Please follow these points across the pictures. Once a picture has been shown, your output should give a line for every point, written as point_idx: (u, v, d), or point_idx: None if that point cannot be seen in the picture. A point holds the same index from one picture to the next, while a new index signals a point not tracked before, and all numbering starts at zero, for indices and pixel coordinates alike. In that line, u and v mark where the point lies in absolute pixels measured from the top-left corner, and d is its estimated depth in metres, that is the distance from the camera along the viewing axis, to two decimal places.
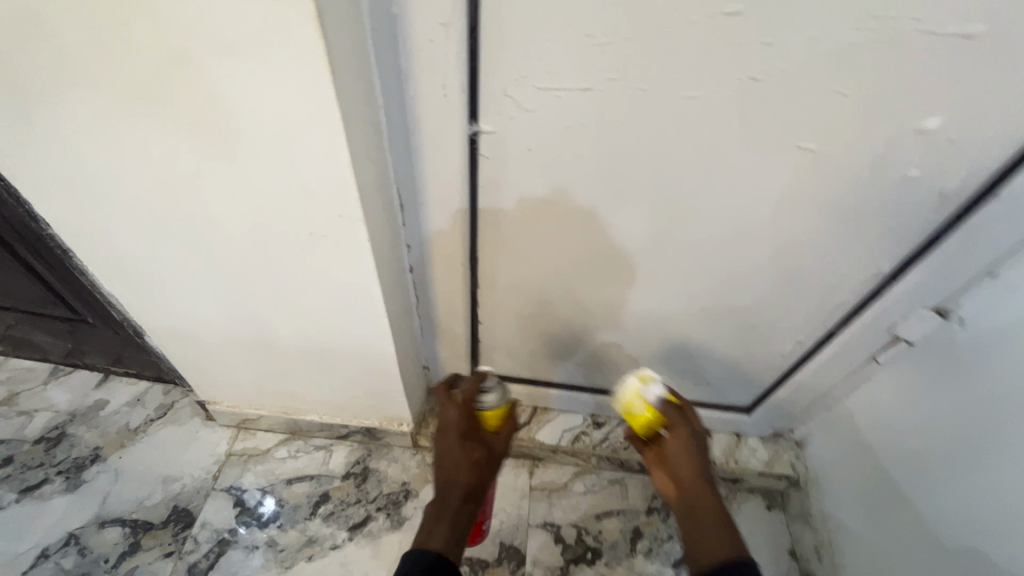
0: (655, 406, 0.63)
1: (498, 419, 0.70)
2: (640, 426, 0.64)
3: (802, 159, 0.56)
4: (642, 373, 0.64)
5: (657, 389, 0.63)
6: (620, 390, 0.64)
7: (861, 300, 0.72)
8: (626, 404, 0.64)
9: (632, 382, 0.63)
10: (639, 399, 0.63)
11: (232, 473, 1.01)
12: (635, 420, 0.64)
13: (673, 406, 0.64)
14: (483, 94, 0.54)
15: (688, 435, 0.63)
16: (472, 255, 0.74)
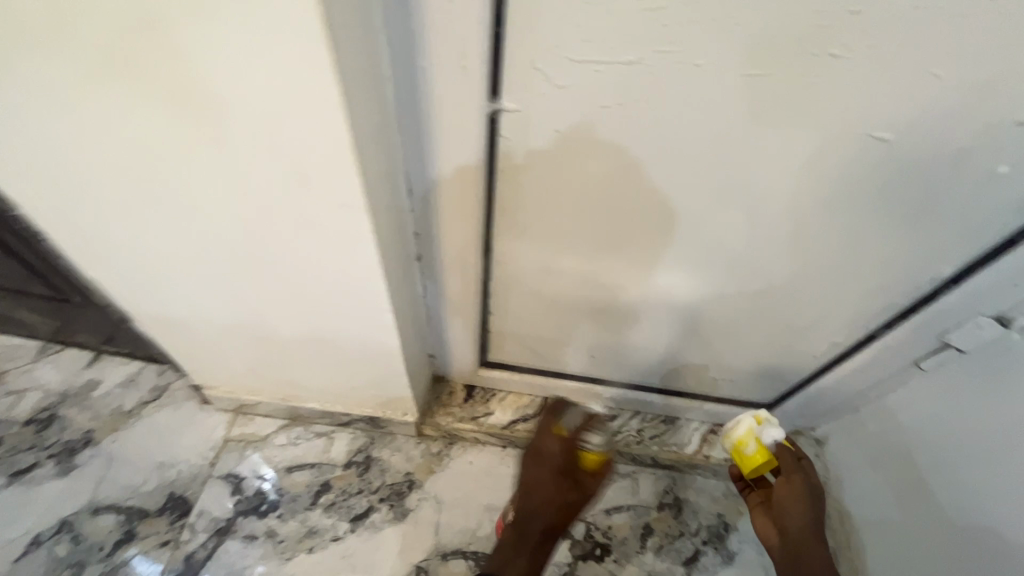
0: (767, 446, 0.71)
1: None
2: (754, 464, 0.72)
3: (872, 150, 0.49)
4: (760, 415, 0.72)
5: (774, 433, 0.71)
6: (735, 427, 0.72)
7: (912, 303, 0.66)
8: (737, 442, 0.72)
9: (748, 422, 0.72)
10: (753, 438, 0.71)
11: (230, 459, 0.97)
12: (749, 459, 0.72)
13: (789, 453, 0.72)
14: (509, 67, 0.46)
15: (803, 482, 0.71)
16: (487, 243, 0.67)
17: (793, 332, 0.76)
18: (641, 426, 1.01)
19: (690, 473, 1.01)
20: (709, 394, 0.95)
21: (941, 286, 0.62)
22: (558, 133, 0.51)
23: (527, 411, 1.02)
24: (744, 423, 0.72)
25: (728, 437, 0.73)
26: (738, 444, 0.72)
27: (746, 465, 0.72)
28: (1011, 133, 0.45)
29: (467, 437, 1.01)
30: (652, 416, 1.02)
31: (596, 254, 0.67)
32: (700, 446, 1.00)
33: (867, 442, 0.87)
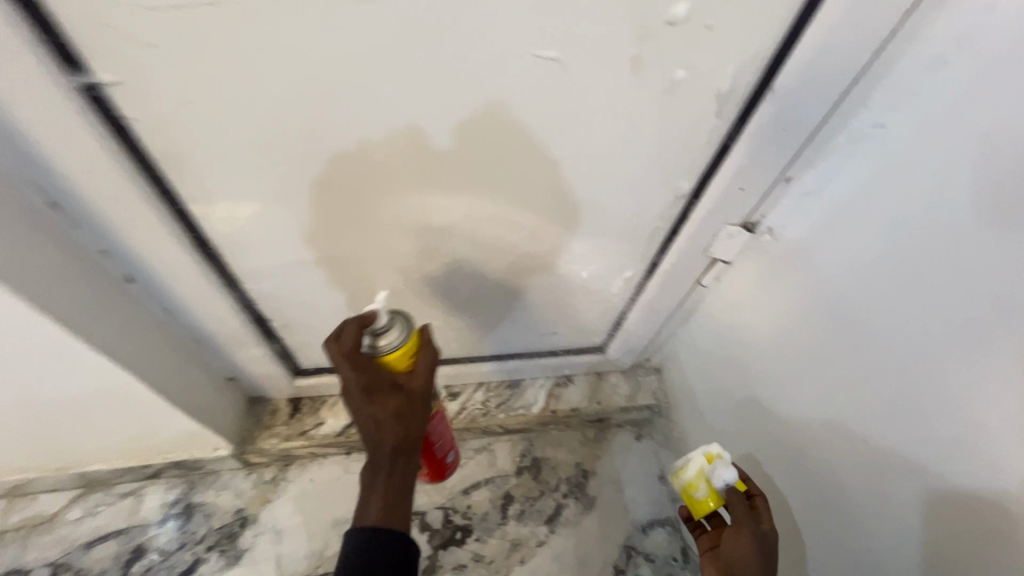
0: (718, 490, 0.63)
1: (406, 359, 0.57)
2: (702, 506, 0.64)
3: (548, 74, 0.44)
4: (712, 453, 0.65)
5: (727, 475, 0.63)
6: (686, 467, 0.65)
7: (672, 226, 0.65)
8: (691, 483, 0.64)
9: (699, 462, 0.65)
10: (703, 481, 0.64)
11: (12, 552, 0.82)
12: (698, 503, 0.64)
13: (744, 499, 0.62)
14: (65, 25, 0.36)
15: (753, 536, 0.58)
16: (206, 247, 0.57)
17: (583, 276, 0.74)
18: (486, 397, 0.98)
19: (545, 430, 1.00)
20: (543, 351, 0.93)
21: (690, 202, 0.61)
22: (192, 104, 0.42)
23: None
24: (694, 463, 0.65)
25: (679, 477, 0.66)
26: (690, 486, 0.64)
27: (697, 507, 0.64)
28: (668, 36, 0.42)
29: (302, 454, 0.92)
30: (496, 384, 0.99)
31: (345, 239, 0.60)
32: (546, 403, 0.98)
33: (693, 365, 0.89)
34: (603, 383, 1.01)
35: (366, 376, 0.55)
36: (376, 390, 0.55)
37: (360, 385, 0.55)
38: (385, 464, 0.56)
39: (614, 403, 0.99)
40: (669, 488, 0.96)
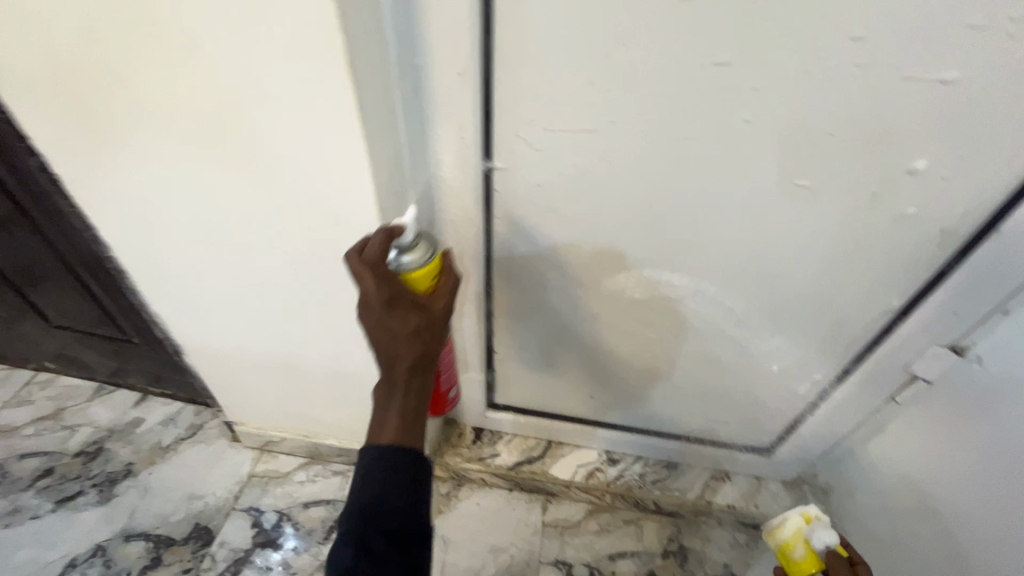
0: (817, 551, 0.70)
1: (427, 279, 0.57)
2: (411, 281, 0.56)
3: (800, 198, 0.58)
4: (809, 514, 0.73)
5: (825, 536, 0.70)
6: (784, 526, 0.74)
7: (873, 337, 0.72)
8: (411, 266, 0.56)
9: (796, 520, 0.73)
10: (801, 541, 0.72)
11: (252, 493, 1.04)
12: (426, 270, 0.57)
13: (844, 561, 0.68)
14: (498, 132, 0.58)
15: None
16: (488, 285, 0.77)
17: (775, 370, 0.80)
18: (643, 470, 1.04)
19: (695, 521, 1.03)
20: (708, 438, 0.98)
21: (895, 318, 0.68)
22: (540, 187, 0.63)
23: (532, 452, 1.05)
24: (791, 522, 0.73)
25: (775, 535, 0.74)
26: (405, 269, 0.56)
27: (416, 285, 0.57)
28: (906, 181, 0.54)
29: (475, 478, 1.05)
30: (654, 461, 1.05)
31: (585, 296, 0.76)
32: (702, 491, 1.01)
33: (870, 485, 0.87)
34: (761, 488, 1.01)
35: (389, 291, 0.53)
36: (398, 302, 0.54)
37: (380, 296, 0.53)
38: (399, 384, 0.54)
39: (772, 510, 0.98)
40: None
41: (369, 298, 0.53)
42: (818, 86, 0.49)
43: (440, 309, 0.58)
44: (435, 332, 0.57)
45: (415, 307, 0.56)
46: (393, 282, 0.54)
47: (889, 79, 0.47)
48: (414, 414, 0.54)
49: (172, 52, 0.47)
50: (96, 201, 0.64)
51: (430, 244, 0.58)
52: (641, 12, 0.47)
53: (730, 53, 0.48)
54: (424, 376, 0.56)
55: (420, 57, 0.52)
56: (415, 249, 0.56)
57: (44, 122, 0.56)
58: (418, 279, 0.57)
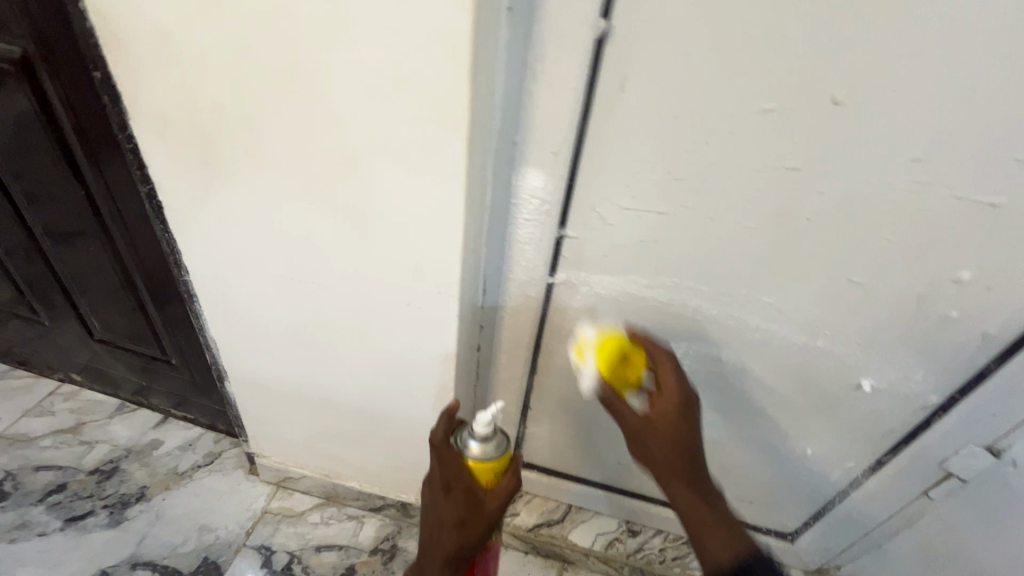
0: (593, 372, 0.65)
1: (488, 475, 0.72)
2: (473, 468, 0.71)
3: (850, 291, 0.62)
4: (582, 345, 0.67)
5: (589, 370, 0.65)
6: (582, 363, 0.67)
7: (910, 430, 0.73)
8: (476, 456, 0.71)
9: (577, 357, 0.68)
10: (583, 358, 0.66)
11: (264, 531, 1.01)
12: (489, 464, 0.71)
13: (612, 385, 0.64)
14: (576, 205, 0.63)
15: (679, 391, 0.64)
16: (537, 343, 0.80)
17: (808, 453, 0.82)
18: (663, 545, 1.03)
19: None
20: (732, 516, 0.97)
21: (934, 414, 0.70)
22: (607, 256, 0.67)
23: (552, 515, 1.05)
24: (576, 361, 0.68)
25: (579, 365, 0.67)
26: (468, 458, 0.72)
27: (477, 475, 0.72)
28: (951, 287, 0.59)
29: None
30: (675, 537, 1.04)
31: None
32: None
33: None
34: None
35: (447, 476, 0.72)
36: (451, 488, 0.72)
37: (441, 480, 0.73)
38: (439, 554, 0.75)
39: None
40: None
41: (445, 461, 0.73)
42: (878, 195, 0.54)
43: (492, 502, 0.72)
44: (476, 519, 0.72)
45: (463, 497, 0.72)
46: (448, 468, 0.72)
47: (944, 196, 0.53)
48: None
49: (306, 108, 0.52)
50: (189, 228, 0.69)
51: (498, 444, 0.72)
52: (726, 119, 0.53)
53: (802, 159, 0.53)
54: (465, 553, 0.74)
55: (520, 134, 0.58)
56: (486, 443, 0.71)
57: (165, 154, 0.61)
58: (479, 471, 0.71)
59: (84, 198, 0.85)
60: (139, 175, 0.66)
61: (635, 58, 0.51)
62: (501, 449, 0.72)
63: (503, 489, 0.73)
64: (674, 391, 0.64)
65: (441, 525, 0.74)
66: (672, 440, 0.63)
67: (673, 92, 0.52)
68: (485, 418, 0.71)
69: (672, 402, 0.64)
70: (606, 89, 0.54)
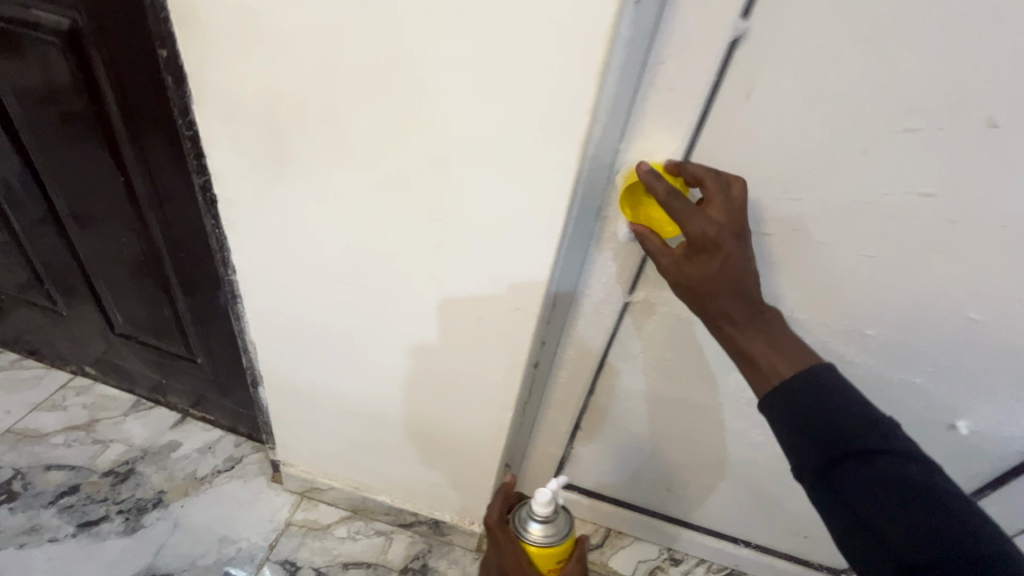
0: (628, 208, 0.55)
1: (548, 562, 0.66)
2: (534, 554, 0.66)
3: (964, 328, 0.57)
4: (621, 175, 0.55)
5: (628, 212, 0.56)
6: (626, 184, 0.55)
7: (1000, 475, 0.69)
8: (535, 542, 0.65)
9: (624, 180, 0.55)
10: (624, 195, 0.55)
11: (288, 544, 0.96)
12: (550, 550, 0.65)
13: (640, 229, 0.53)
14: None
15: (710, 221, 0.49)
16: (602, 363, 0.75)
17: None
18: (707, 575, 0.98)
19: None
20: (785, 549, 0.93)
21: None
22: None
23: (591, 539, 1.00)
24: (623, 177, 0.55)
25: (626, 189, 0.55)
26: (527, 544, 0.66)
27: (537, 562, 0.66)
28: None
29: None
30: (718, 567, 0.99)
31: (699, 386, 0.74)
32: None
33: None
34: None
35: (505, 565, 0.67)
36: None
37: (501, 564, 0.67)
38: None
39: None
40: None
41: (503, 547, 0.66)
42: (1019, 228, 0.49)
43: None
44: None
45: None
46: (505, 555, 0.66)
47: None
48: None
49: (401, 102, 0.47)
50: (243, 224, 0.63)
51: (556, 528, 0.66)
52: (861, 137, 0.48)
53: (938, 185, 0.49)
54: None
55: (624, 142, 0.53)
56: (547, 529, 0.66)
57: (230, 144, 0.56)
58: (538, 559, 0.66)
59: (121, 184, 0.79)
60: (195, 165, 0.61)
61: (766, 65, 0.47)
62: (563, 533, 0.66)
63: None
64: (705, 230, 0.48)
65: None
66: (715, 275, 0.49)
67: (804, 105, 0.48)
68: (544, 502, 0.66)
69: (721, 260, 0.49)
70: (727, 97, 0.49)
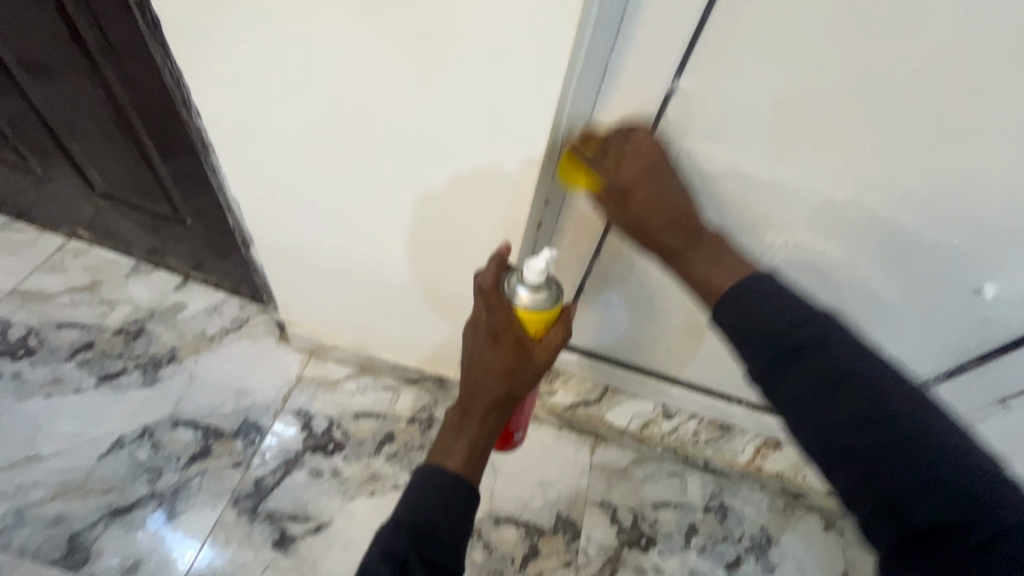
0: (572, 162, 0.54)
1: (540, 325, 0.56)
2: (522, 321, 0.56)
3: (1017, 178, 0.52)
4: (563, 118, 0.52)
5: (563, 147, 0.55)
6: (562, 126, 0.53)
7: (1014, 339, 0.67)
8: (526, 305, 0.55)
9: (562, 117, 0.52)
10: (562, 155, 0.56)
11: (301, 396, 1.00)
12: (543, 314, 0.56)
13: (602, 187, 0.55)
14: (699, 52, 0.51)
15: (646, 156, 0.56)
16: (610, 223, 0.71)
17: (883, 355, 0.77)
18: (698, 428, 1.03)
19: (740, 483, 1.02)
20: (774, 406, 0.96)
21: None
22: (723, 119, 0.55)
23: (590, 395, 1.05)
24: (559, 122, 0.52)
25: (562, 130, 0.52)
26: (519, 306, 0.55)
27: (527, 325, 0.56)
28: None
29: None
30: (711, 421, 1.04)
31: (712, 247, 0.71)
32: (753, 456, 1.01)
33: None
34: (812, 462, 1.02)
35: (494, 325, 0.55)
36: (500, 337, 0.55)
37: (486, 328, 0.56)
38: (477, 410, 0.57)
39: (820, 484, 0.99)
40: None
41: (495, 307, 0.55)
42: None
43: (542, 355, 0.57)
44: (525, 376, 0.57)
45: (516, 347, 0.55)
46: (497, 315, 0.55)
47: None
48: (478, 446, 0.55)
49: None
50: (204, 56, 0.55)
51: (553, 291, 0.56)
52: None
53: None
54: (502, 411, 0.58)
55: None
56: (538, 292, 0.55)
57: None
58: (530, 321, 0.56)
59: (65, 14, 0.69)
60: None
61: None
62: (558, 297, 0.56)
63: (555, 340, 0.58)
64: (626, 176, 0.54)
65: (481, 381, 0.56)
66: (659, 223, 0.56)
67: None
68: (536, 264, 0.54)
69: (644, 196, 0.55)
70: None
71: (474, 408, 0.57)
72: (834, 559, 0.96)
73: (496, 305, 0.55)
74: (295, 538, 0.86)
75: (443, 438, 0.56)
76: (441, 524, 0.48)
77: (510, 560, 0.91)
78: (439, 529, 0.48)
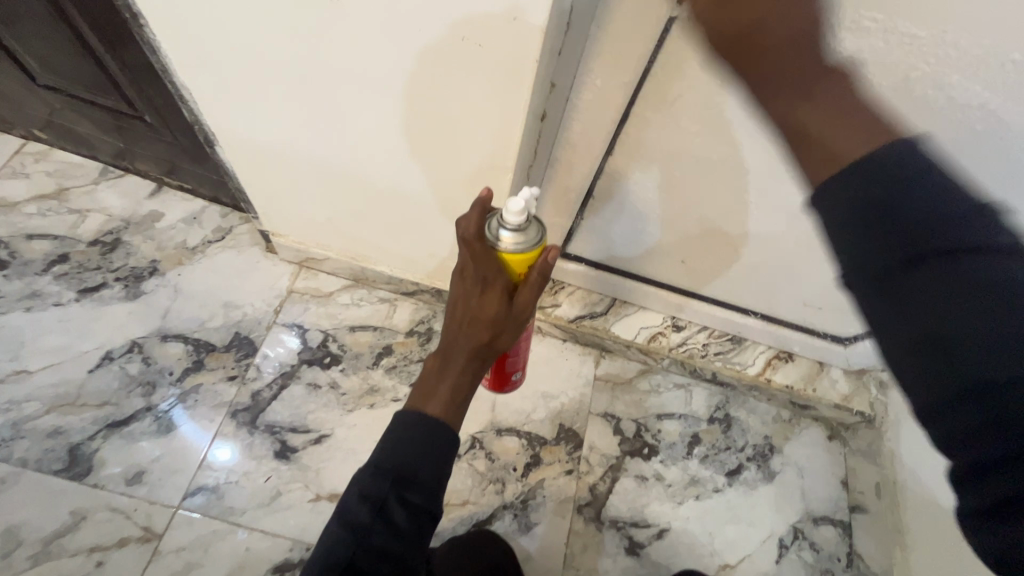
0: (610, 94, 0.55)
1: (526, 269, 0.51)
2: (506, 263, 0.50)
3: None
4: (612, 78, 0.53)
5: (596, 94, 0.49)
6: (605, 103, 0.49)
7: None
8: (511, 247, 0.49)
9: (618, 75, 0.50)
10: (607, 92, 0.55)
11: (293, 309, 0.96)
12: (528, 257, 0.50)
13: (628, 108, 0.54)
14: None
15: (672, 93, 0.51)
16: (626, 114, 0.60)
17: None
18: (707, 340, 0.99)
19: (745, 393, 1.01)
20: (790, 318, 0.91)
21: None
22: None
23: (596, 308, 0.99)
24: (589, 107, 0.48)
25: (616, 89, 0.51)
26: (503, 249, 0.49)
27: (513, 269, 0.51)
28: None
29: None
30: (719, 333, 0.99)
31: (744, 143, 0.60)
32: (763, 368, 0.97)
33: None
34: (822, 374, 0.98)
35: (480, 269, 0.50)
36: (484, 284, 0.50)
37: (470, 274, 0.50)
38: (458, 359, 0.51)
39: (831, 397, 0.96)
40: (851, 498, 0.93)
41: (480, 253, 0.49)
42: None
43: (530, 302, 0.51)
44: (511, 324, 0.51)
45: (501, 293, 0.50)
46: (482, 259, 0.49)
47: None
48: (457, 395, 0.50)
49: None
50: None
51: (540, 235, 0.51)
52: None
53: None
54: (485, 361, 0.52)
55: None
56: (522, 234, 0.49)
57: None
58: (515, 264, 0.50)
59: None
60: None
61: None
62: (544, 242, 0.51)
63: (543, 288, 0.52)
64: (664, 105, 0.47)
65: (464, 327, 0.51)
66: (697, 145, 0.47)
67: None
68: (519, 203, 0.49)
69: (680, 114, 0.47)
70: None
71: (454, 356, 0.51)
72: (835, 467, 0.96)
73: (481, 250, 0.49)
74: (296, 449, 0.85)
75: (421, 384, 0.51)
76: (421, 466, 0.44)
77: (512, 469, 0.91)
78: (420, 469, 0.44)
